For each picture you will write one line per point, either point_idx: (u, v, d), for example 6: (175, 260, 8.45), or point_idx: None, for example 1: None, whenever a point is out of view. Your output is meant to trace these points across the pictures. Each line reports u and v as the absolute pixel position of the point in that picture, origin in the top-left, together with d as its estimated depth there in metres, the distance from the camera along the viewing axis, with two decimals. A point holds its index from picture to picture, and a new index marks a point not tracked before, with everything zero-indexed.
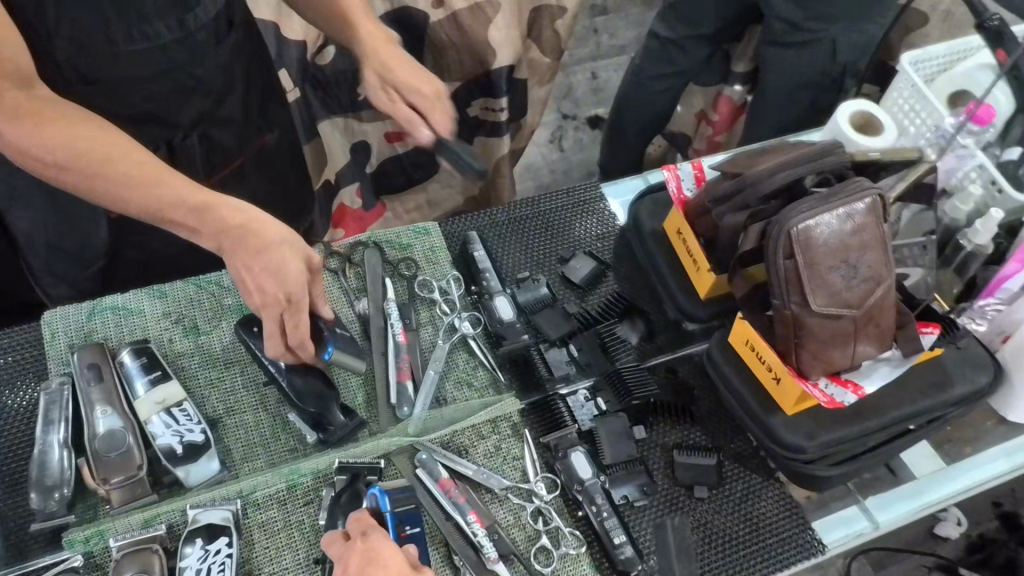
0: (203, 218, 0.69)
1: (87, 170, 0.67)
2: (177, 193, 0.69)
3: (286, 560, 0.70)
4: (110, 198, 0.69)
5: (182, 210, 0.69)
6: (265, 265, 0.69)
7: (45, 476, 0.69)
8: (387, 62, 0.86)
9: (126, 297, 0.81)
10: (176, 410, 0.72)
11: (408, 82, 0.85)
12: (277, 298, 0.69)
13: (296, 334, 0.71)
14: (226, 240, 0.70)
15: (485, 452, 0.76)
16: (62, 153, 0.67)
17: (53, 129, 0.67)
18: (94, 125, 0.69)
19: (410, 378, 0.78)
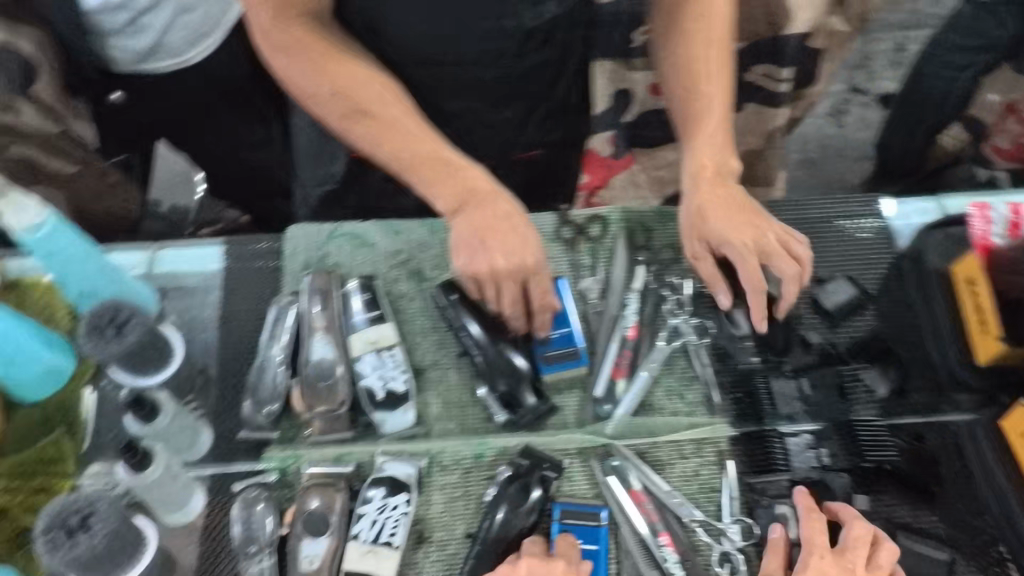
0: (449, 178, 0.68)
1: (351, 107, 0.67)
2: (426, 152, 0.68)
3: (457, 530, 0.69)
4: (362, 139, 0.68)
5: (433, 165, 0.68)
6: (503, 236, 0.67)
7: (260, 387, 0.72)
8: (710, 194, 0.71)
9: (363, 226, 0.81)
10: (386, 354, 0.73)
11: (728, 216, 0.70)
12: (512, 266, 0.67)
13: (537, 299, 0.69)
14: (466, 205, 0.68)
15: (681, 474, 0.71)
16: (330, 87, 0.67)
17: (329, 61, 0.67)
18: (367, 68, 0.69)
19: (624, 376, 0.73)
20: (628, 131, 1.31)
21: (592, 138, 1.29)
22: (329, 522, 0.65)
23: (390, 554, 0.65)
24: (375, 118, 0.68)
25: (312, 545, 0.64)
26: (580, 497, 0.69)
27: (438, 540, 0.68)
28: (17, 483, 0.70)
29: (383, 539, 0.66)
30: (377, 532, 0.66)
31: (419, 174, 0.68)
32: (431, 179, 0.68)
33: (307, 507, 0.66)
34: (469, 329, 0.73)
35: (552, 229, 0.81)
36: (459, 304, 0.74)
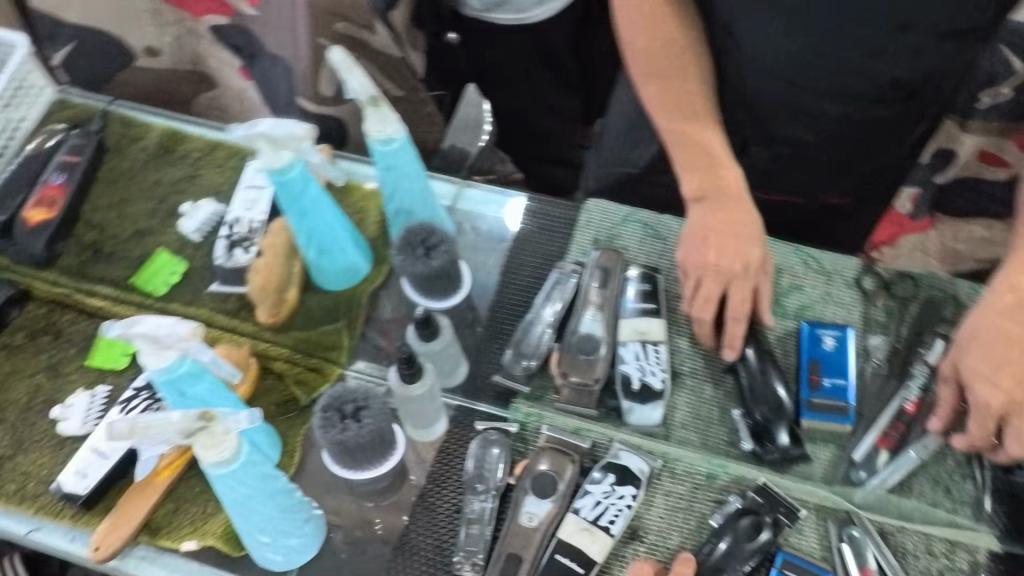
0: (709, 174, 0.78)
1: (663, 88, 0.80)
2: (701, 141, 0.79)
3: (671, 540, 0.68)
4: (656, 106, 0.81)
5: (700, 155, 0.79)
6: (725, 237, 0.75)
7: (525, 342, 0.75)
8: (994, 323, 0.66)
9: (660, 219, 0.82)
10: (651, 347, 0.73)
11: (993, 356, 0.65)
12: (717, 265, 0.74)
13: (738, 307, 0.73)
14: (711, 199, 0.78)
15: (921, 570, 0.65)
16: (656, 65, 0.80)
17: (663, 43, 0.79)
18: (700, 65, 0.82)
19: (888, 448, 0.68)
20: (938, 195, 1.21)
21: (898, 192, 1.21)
22: (556, 489, 0.67)
23: (604, 540, 0.66)
24: (673, 98, 0.80)
25: (535, 503, 0.66)
26: (807, 555, 0.66)
27: (650, 542, 0.68)
28: (299, 355, 0.77)
29: (601, 522, 0.66)
30: (599, 514, 0.67)
31: (688, 161, 0.79)
32: (692, 163, 0.79)
33: (538, 468, 0.69)
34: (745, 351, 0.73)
35: (853, 276, 0.77)
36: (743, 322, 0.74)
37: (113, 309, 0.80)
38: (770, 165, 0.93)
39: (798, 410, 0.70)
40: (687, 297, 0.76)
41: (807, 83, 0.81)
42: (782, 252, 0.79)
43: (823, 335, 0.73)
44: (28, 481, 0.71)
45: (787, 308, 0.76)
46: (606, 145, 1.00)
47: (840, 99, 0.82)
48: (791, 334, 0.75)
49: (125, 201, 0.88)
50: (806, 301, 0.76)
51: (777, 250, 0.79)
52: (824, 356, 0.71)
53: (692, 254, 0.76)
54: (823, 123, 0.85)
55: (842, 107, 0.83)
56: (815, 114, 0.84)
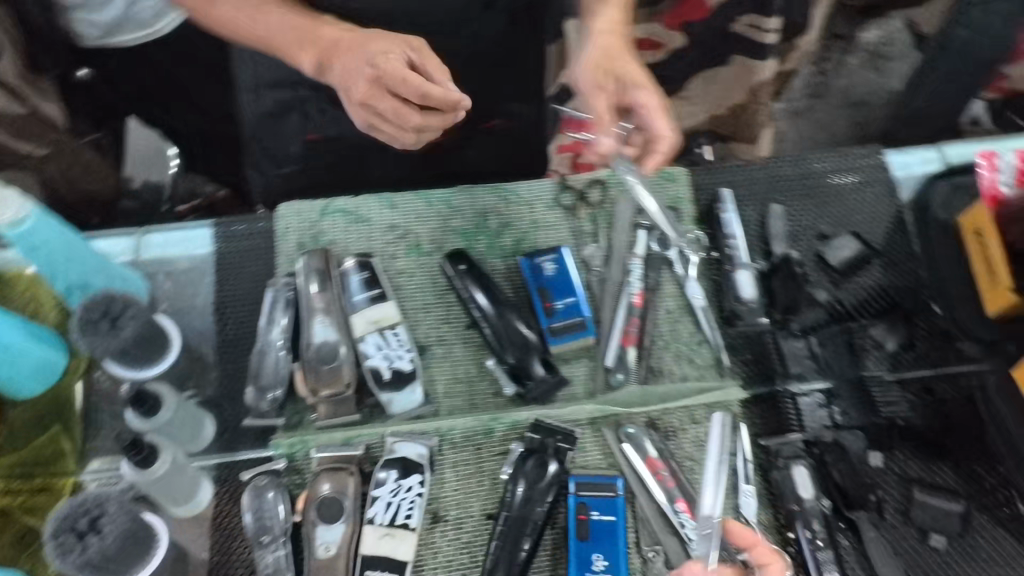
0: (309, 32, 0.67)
1: (258, 31, 0.68)
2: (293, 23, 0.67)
3: (472, 508, 0.68)
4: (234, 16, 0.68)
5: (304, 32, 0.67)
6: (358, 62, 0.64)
7: (261, 374, 0.70)
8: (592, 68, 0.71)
9: (354, 201, 0.79)
10: (389, 333, 0.70)
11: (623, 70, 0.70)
12: (392, 73, 0.62)
13: (406, 83, 0.62)
14: (347, 42, 0.65)
15: (693, 440, 0.70)
16: None
17: None
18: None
19: (634, 344, 0.72)
20: None
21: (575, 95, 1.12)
22: (344, 508, 0.64)
23: (408, 536, 0.65)
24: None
25: (326, 532, 0.63)
26: (596, 469, 0.69)
27: (454, 518, 0.67)
28: (17, 480, 0.67)
29: (400, 520, 0.65)
30: (393, 514, 0.65)
31: (303, 54, 0.67)
32: (300, 41, 0.67)
33: (319, 493, 0.65)
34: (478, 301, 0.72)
35: (551, 196, 0.79)
36: (468, 274, 0.73)
37: None
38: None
39: (546, 339, 0.71)
40: (397, 114, 0.64)
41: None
42: (485, 197, 0.79)
43: (542, 262, 0.74)
44: None
45: (504, 247, 0.77)
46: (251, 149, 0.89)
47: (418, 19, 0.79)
48: (515, 270, 0.76)
49: None
50: (518, 236, 0.78)
51: (477, 194, 0.79)
52: (549, 281, 0.73)
53: (367, 94, 0.64)
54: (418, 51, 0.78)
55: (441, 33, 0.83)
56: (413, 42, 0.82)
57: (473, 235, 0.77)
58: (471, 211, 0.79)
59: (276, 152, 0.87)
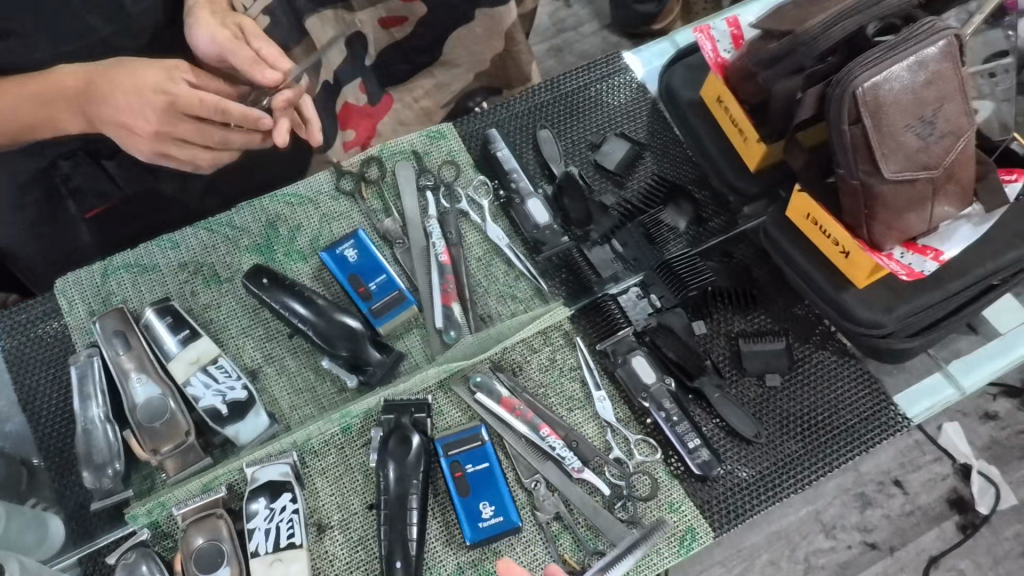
0: (70, 99, 0.75)
1: (7, 113, 0.73)
2: (43, 91, 0.74)
3: (353, 505, 0.68)
4: None
5: (64, 97, 0.75)
6: (144, 100, 0.74)
7: (94, 452, 0.66)
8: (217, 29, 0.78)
9: (137, 252, 0.76)
10: (213, 367, 0.68)
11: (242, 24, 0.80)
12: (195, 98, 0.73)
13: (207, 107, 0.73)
14: (113, 90, 0.74)
15: (539, 366, 0.73)
16: None
17: None
18: None
19: (456, 300, 0.73)
20: None
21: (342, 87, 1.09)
22: (224, 552, 0.63)
23: (297, 554, 0.64)
24: None
25: None
26: (458, 426, 0.70)
27: (339, 521, 0.67)
28: None
29: (284, 543, 0.64)
30: (275, 539, 0.64)
31: (70, 115, 0.77)
32: (64, 104, 0.75)
33: (194, 546, 0.63)
34: (294, 309, 0.70)
35: (332, 185, 0.79)
36: (273, 287, 0.72)
37: None
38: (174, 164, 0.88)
39: (372, 322, 0.71)
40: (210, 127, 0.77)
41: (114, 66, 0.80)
42: (267, 206, 0.78)
43: (343, 251, 0.74)
44: None
45: (302, 249, 0.77)
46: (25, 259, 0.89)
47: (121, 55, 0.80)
48: (321, 267, 0.76)
49: None
50: (313, 235, 0.77)
51: (259, 207, 0.78)
52: (355, 267, 0.73)
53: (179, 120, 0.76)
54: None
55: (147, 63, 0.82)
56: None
57: (267, 247, 0.76)
58: (258, 224, 0.77)
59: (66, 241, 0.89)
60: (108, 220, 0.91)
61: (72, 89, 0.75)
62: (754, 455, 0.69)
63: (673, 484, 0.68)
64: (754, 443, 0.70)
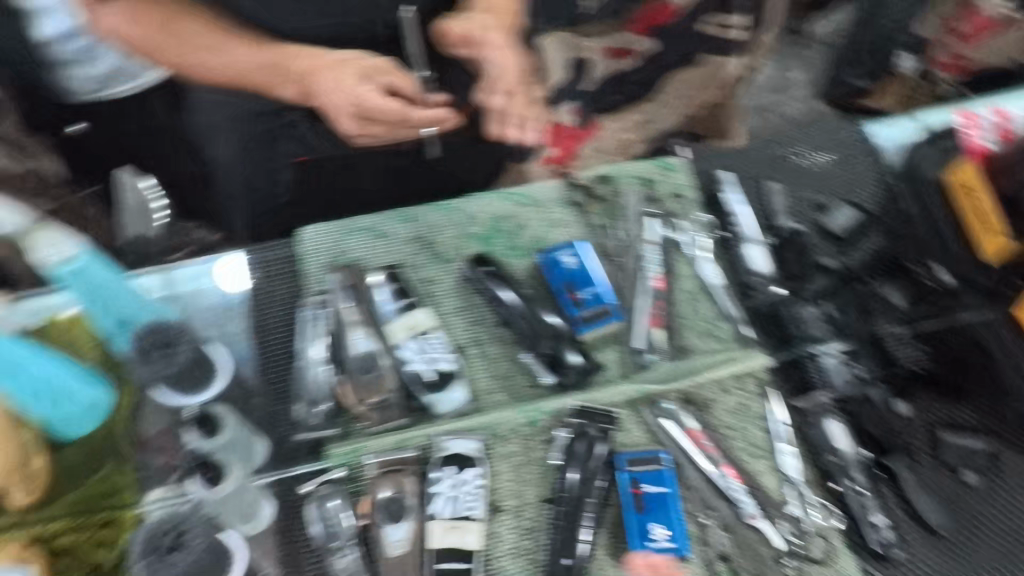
0: (286, 74, 0.79)
1: (228, 69, 0.78)
2: (270, 60, 0.78)
3: (528, 495, 0.71)
4: (203, 66, 0.79)
5: (280, 71, 0.79)
6: (349, 92, 0.79)
7: (308, 388, 0.73)
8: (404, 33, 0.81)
9: (375, 219, 0.81)
10: (428, 337, 0.74)
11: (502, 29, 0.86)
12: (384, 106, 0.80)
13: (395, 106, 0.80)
14: (323, 77, 0.78)
15: (727, 409, 0.73)
16: (174, 49, 0.77)
17: (164, 25, 0.75)
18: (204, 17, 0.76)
19: (661, 326, 0.75)
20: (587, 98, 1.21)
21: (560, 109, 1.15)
22: (408, 507, 0.66)
23: (471, 527, 0.67)
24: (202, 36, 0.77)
25: (395, 531, 0.65)
26: (638, 445, 0.71)
27: (513, 507, 0.70)
28: (81, 517, 0.69)
29: (463, 512, 0.67)
30: (456, 507, 0.67)
31: (287, 86, 0.81)
32: (278, 77, 0.79)
33: (381, 497, 0.67)
34: (501, 296, 0.76)
35: (562, 195, 0.83)
36: (494, 277, 0.77)
37: None
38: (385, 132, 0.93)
39: (576, 329, 0.74)
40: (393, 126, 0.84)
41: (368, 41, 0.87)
42: (495, 201, 0.82)
43: (562, 256, 0.77)
44: None
45: (524, 247, 0.80)
46: (231, 186, 0.99)
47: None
48: (536, 266, 0.78)
49: None
50: (537, 234, 0.80)
51: (493, 200, 0.83)
52: (572, 274, 0.76)
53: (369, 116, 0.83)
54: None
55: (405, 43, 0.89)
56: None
57: (491, 238, 0.80)
58: (486, 214, 0.82)
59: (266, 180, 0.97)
60: (311, 168, 0.96)
61: (301, 70, 0.79)
62: (937, 548, 0.68)
63: (852, 557, 0.67)
64: (940, 536, 0.69)
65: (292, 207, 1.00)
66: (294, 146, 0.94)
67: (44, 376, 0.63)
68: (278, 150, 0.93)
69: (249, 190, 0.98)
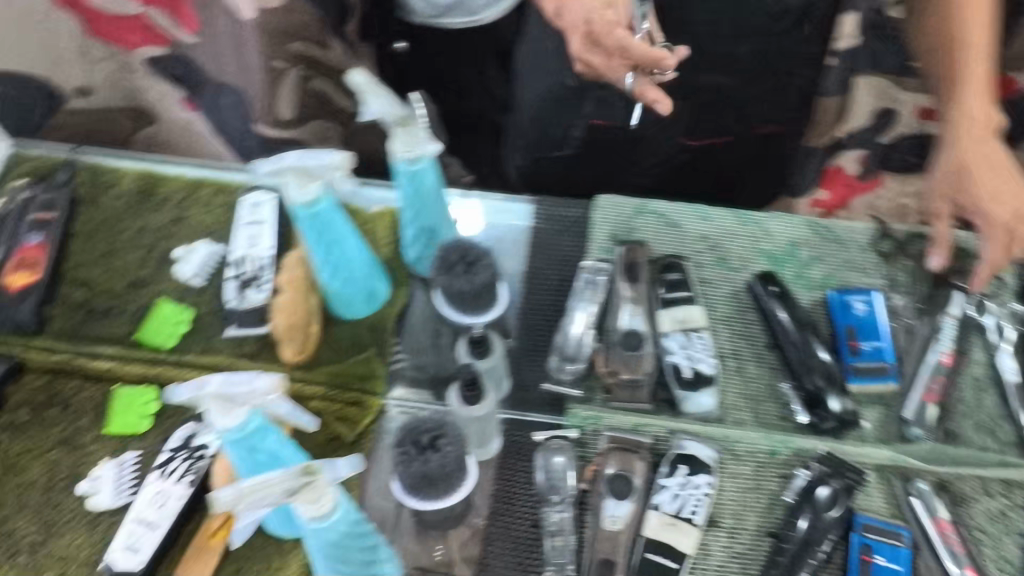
0: None
1: None
2: None
3: (748, 522, 0.68)
4: None
5: None
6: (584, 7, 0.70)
7: (565, 345, 0.74)
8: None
9: (672, 207, 0.81)
10: (694, 335, 0.73)
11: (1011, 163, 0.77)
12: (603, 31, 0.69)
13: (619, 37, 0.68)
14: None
15: (986, 513, 0.68)
16: None
17: None
18: None
19: (935, 403, 0.71)
20: (883, 152, 1.16)
21: (843, 152, 1.17)
22: (633, 488, 0.66)
23: (690, 531, 0.66)
24: None
25: (614, 507, 0.65)
26: (880, 514, 0.67)
27: (728, 527, 0.68)
28: (333, 390, 0.74)
29: (684, 514, 0.66)
30: (679, 506, 0.66)
31: None
32: None
33: (607, 472, 0.67)
34: (776, 315, 0.74)
35: (868, 240, 0.80)
36: (778, 297, 0.75)
37: (124, 369, 0.75)
38: (697, 117, 0.96)
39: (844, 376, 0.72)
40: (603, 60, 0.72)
41: (711, 33, 0.85)
42: (796, 225, 0.80)
43: (853, 301, 0.74)
44: (69, 565, 0.66)
45: (811, 279, 0.78)
46: (526, 127, 1.03)
47: (743, 37, 0.86)
48: (820, 302, 0.76)
49: (107, 255, 0.82)
50: (828, 271, 0.78)
51: (793, 225, 0.80)
52: (857, 321, 0.73)
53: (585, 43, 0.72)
54: (737, 63, 0.89)
55: (748, 46, 0.87)
56: (725, 55, 0.88)
57: (781, 260, 0.78)
58: (785, 237, 0.80)
59: (557, 136, 1.01)
60: (608, 133, 0.99)
61: None
62: None
63: None
64: None
65: (573, 161, 1.04)
66: (603, 109, 0.96)
67: (353, 262, 0.72)
68: (582, 108, 0.96)
69: (540, 136, 1.02)
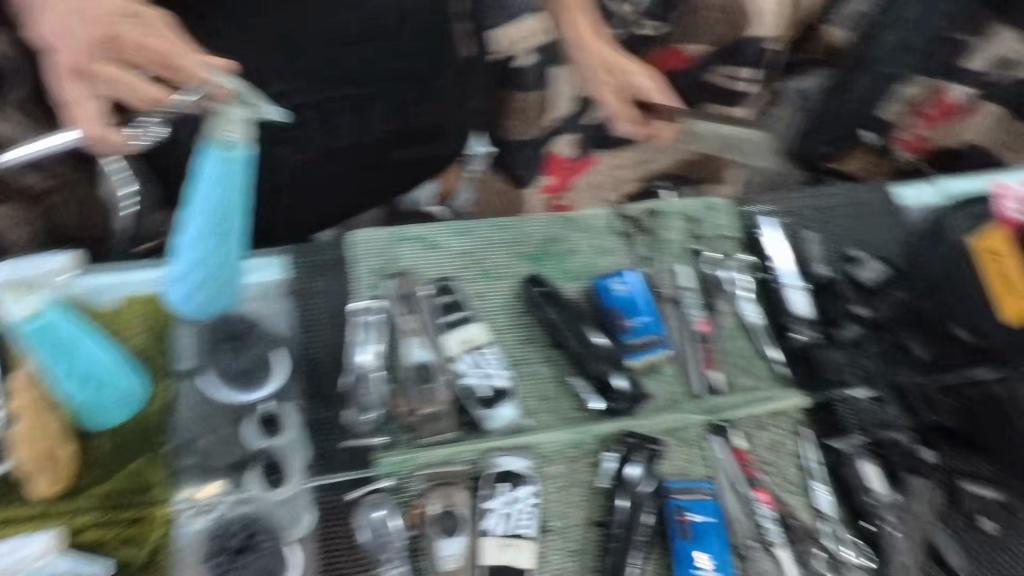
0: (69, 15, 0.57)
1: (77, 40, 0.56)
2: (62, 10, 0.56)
3: (574, 516, 0.71)
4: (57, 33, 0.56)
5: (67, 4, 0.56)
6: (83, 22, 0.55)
7: (360, 395, 0.70)
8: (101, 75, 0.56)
9: (425, 229, 0.81)
10: (483, 352, 0.74)
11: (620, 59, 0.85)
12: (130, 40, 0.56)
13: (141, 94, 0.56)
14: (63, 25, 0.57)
15: (763, 443, 0.76)
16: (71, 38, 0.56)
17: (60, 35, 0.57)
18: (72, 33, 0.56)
19: (716, 369, 0.78)
20: None
21: (560, 138, 1.15)
22: (459, 522, 0.66)
23: (527, 544, 0.66)
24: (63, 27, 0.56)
25: (447, 545, 0.65)
26: (682, 474, 0.73)
27: (558, 528, 0.70)
28: (105, 516, 0.62)
29: (518, 530, 0.67)
30: (510, 523, 0.67)
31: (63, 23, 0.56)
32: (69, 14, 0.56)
33: (431, 511, 0.66)
34: (548, 313, 0.77)
35: (608, 223, 0.86)
36: (550, 296, 0.77)
37: None
38: None
39: (626, 356, 0.76)
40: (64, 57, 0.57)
41: None
42: (547, 224, 0.84)
43: (612, 282, 0.79)
44: None
45: (574, 271, 0.82)
46: None
47: None
48: (585, 291, 0.81)
49: None
50: (585, 260, 0.83)
51: (544, 224, 0.84)
52: (620, 300, 0.78)
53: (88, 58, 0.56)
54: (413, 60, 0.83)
55: None
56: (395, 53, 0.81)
57: (541, 259, 0.82)
58: (537, 236, 0.83)
59: None
60: None
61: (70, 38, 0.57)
62: None
63: None
64: None
65: None
66: None
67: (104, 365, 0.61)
68: None
69: None
